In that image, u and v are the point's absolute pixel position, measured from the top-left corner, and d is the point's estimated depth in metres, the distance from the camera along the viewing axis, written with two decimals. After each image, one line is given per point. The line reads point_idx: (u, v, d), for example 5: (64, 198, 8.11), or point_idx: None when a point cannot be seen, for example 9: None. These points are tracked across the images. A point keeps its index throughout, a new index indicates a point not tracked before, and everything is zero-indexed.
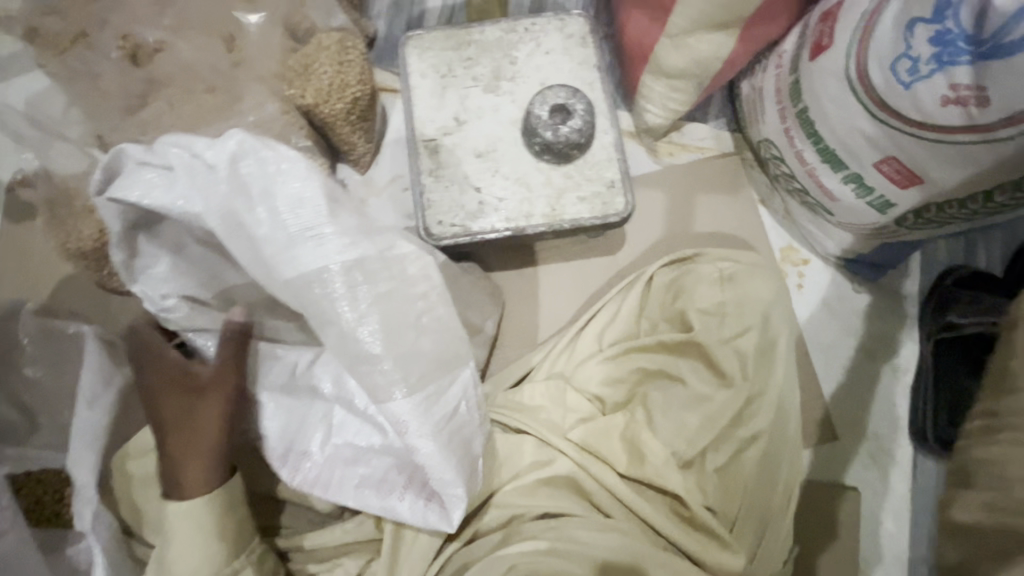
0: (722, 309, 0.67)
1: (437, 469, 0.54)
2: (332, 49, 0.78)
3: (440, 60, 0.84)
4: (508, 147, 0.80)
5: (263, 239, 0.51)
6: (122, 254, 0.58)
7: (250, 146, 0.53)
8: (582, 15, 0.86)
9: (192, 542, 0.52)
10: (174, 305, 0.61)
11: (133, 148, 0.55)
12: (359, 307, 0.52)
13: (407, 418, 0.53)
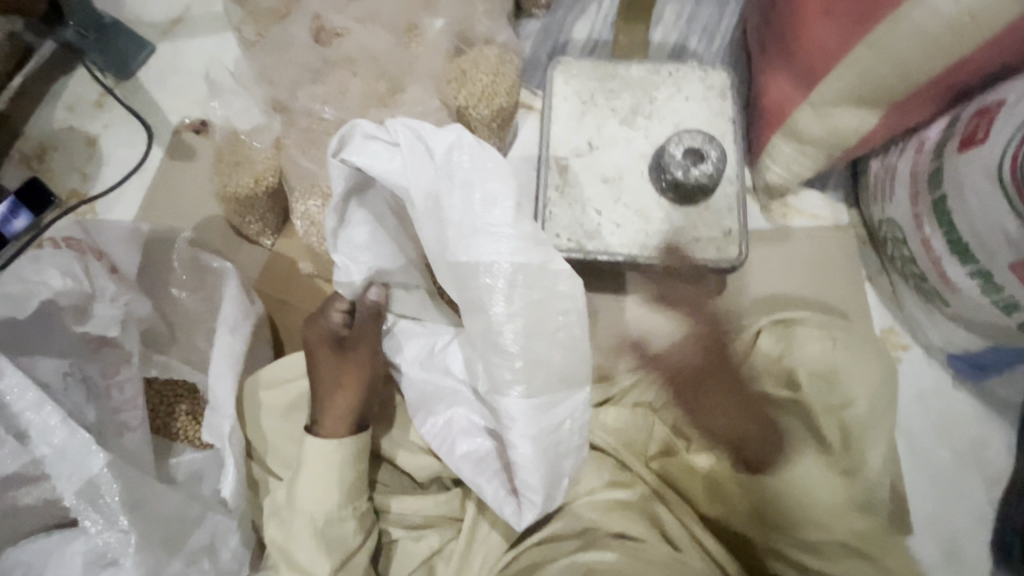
0: (830, 374, 0.67)
1: (525, 472, 0.57)
2: (491, 61, 0.85)
3: (583, 88, 0.89)
4: (634, 179, 0.84)
5: (451, 224, 0.57)
6: (334, 220, 0.64)
7: (467, 143, 0.59)
8: (724, 71, 0.90)
9: (321, 476, 0.60)
10: (362, 273, 0.65)
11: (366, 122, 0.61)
12: (512, 311, 0.56)
13: (516, 415, 0.57)
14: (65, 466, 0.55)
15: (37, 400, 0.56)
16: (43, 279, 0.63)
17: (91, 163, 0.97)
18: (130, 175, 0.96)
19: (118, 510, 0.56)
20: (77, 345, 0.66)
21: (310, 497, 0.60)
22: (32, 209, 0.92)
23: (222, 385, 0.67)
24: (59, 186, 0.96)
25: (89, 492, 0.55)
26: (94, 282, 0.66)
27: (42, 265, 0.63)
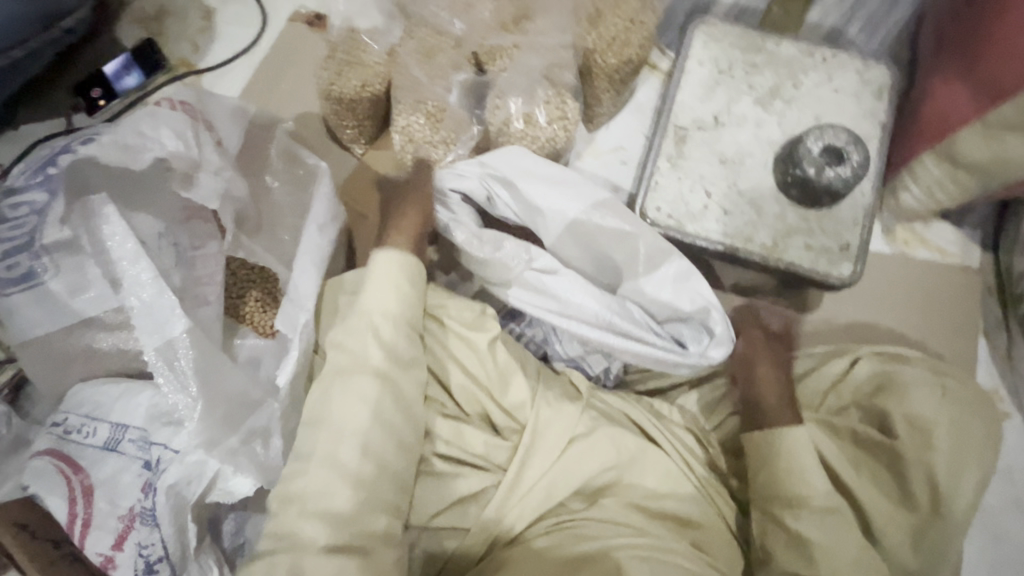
0: (934, 429, 0.62)
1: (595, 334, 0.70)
2: (630, 6, 0.78)
3: (723, 55, 0.80)
4: (755, 166, 0.76)
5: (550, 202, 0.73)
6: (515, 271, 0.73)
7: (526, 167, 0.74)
8: (887, 67, 0.78)
9: (387, 277, 0.65)
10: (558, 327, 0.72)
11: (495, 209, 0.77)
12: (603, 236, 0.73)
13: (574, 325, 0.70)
14: (151, 322, 0.58)
15: (136, 254, 0.59)
16: (154, 139, 0.63)
17: (203, 36, 0.95)
18: (238, 56, 0.95)
19: (189, 375, 0.58)
20: (173, 211, 0.70)
21: (375, 294, 0.64)
22: (143, 70, 0.92)
23: (303, 278, 0.69)
24: (169, 53, 0.95)
25: (170, 353, 0.58)
26: (201, 150, 0.66)
27: (158, 126, 0.64)
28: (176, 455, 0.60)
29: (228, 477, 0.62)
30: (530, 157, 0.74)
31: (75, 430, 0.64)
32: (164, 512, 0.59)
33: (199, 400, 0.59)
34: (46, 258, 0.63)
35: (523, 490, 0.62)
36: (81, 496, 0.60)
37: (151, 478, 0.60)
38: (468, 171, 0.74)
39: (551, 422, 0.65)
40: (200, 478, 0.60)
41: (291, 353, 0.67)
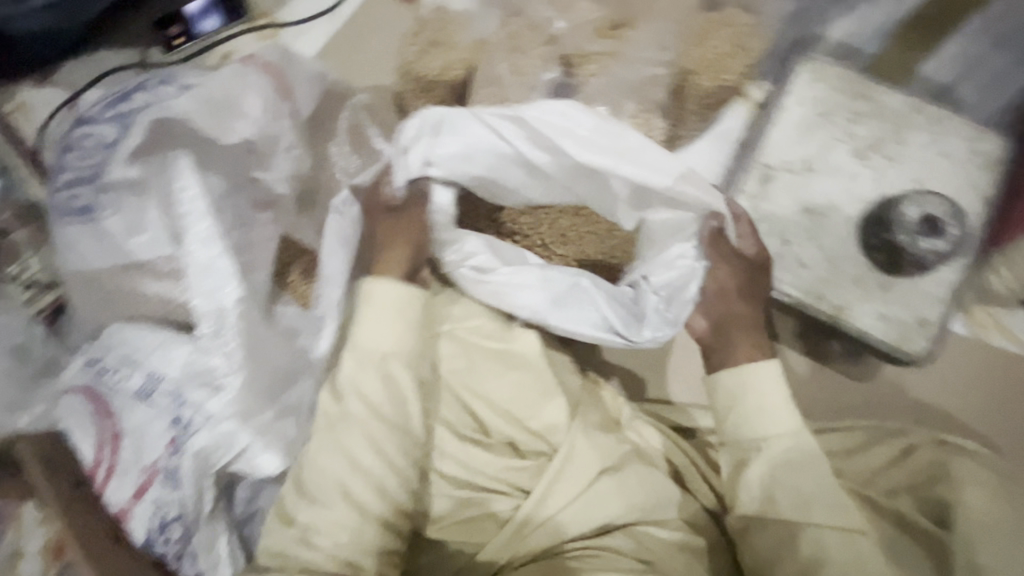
0: (994, 531, 0.57)
1: (553, 295, 0.65)
2: (736, 31, 0.76)
3: (828, 97, 0.74)
4: (840, 221, 0.72)
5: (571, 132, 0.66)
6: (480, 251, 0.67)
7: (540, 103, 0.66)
8: (1003, 140, 0.72)
9: (386, 314, 0.60)
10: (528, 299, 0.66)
11: (497, 145, 0.68)
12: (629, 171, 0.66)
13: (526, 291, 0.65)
14: (209, 284, 0.59)
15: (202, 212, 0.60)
16: (243, 107, 0.67)
17: None
18: None
19: (236, 346, 0.60)
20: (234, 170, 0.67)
21: (374, 331, 0.60)
22: (224, 15, 0.90)
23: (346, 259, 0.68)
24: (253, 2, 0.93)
25: (221, 320, 0.59)
26: None
27: (246, 90, 0.68)
28: (206, 422, 0.59)
29: (255, 453, 0.61)
30: (589, 116, 0.66)
31: (111, 371, 0.63)
32: (188, 477, 0.59)
33: (243, 371, 0.60)
34: (107, 196, 0.66)
35: (542, 516, 0.60)
36: (109, 442, 0.60)
37: (178, 438, 0.59)
38: (505, 116, 0.67)
39: (582, 456, 0.62)
40: (230, 448, 0.60)
41: (330, 330, 0.67)
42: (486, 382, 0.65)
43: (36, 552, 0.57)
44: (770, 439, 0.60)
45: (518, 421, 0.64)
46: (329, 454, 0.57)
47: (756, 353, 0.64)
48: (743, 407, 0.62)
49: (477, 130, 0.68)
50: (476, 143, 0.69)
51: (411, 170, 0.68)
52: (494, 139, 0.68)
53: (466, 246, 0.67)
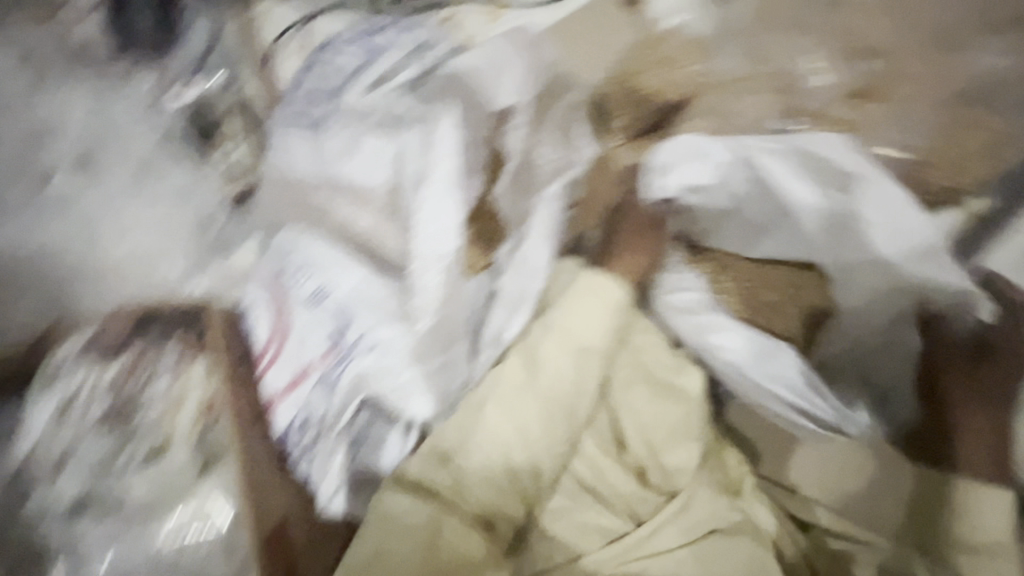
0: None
1: (751, 343, 0.70)
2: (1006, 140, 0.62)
3: None
4: None
5: (811, 174, 0.65)
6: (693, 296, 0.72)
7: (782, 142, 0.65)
8: None
9: (598, 310, 0.69)
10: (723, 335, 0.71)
11: (721, 178, 0.68)
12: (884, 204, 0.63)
13: (729, 337, 0.71)
14: (431, 235, 0.67)
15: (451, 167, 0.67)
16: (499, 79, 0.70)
17: None
18: None
19: (432, 292, 0.67)
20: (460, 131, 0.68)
21: (586, 322, 0.69)
22: None
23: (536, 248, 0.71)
24: None
25: (428, 266, 0.67)
26: None
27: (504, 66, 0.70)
28: (374, 348, 0.66)
29: (411, 392, 0.66)
30: (842, 152, 0.64)
31: (290, 274, 0.68)
32: (345, 389, 0.65)
33: (430, 318, 0.66)
34: (333, 120, 0.72)
35: (650, 546, 0.64)
36: (280, 334, 0.66)
37: (346, 352, 0.65)
38: (766, 147, 0.66)
39: (700, 508, 0.65)
40: (390, 379, 0.65)
41: (520, 314, 0.71)
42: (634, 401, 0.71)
43: (193, 407, 0.62)
44: (960, 543, 0.65)
45: (652, 450, 0.70)
46: (501, 418, 0.65)
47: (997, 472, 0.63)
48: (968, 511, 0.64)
49: (699, 163, 0.68)
50: (698, 178, 0.68)
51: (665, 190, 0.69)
52: (717, 173, 0.68)
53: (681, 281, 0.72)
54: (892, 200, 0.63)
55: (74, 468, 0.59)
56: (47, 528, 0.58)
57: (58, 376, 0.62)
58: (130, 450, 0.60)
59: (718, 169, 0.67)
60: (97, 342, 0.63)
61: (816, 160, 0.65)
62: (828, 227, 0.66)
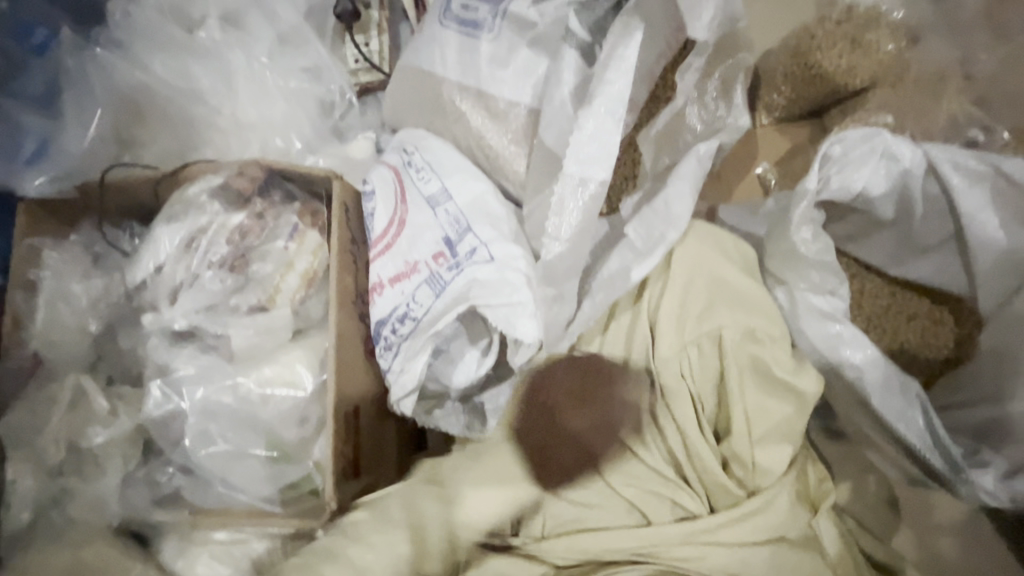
0: None
1: (898, 392, 0.53)
2: None
3: None
4: None
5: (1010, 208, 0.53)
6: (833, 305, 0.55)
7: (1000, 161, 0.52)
8: None
9: (700, 270, 0.57)
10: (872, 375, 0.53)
11: (917, 174, 0.53)
12: None
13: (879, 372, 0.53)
14: (587, 156, 0.57)
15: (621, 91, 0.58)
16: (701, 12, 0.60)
17: None
18: None
19: (573, 219, 0.57)
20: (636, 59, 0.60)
21: (679, 289, 0.57)
22: None
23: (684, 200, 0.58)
24: None
25: (571, 191, 0.57)
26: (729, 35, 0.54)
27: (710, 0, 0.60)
28: (491, 261, 0.60)
29: (518, 315, 0.58)
30: None
31: (416, 169, 0.66)
32: (454, 296, 0.60)
33: (562, 243, 0.58)
34: (498, 22, 0.69)
35: (703, 544, 0.52)
36: (396, 225, 0.64)
37: (460, 259, 0.61)
38: (960, 165, 0.52)
39: (784, 512, 0.53)
40: (504, 296, 0.58)
41: (648, 259, 0.56)
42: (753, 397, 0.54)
43: (301, 271, 0.63)
44: None
45: (750, 442, 0.54)
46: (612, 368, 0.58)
47: None
48: None
49: (897, 153, 0.53)
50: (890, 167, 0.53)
51: (823, 192, 0.53)
52: (910, 172, 0.53)
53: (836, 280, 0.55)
54: None
55: (186, 298, 0.60)
56: (156, 346, 0.61)
57: (186, 208, 0.63)
58: (241, 294, 0.61)
59: (914, 165, 0.53)
60: (230, 186, 0.64)
61: (1020, 195, 0.52)
62: (1005, 267, 0.54)
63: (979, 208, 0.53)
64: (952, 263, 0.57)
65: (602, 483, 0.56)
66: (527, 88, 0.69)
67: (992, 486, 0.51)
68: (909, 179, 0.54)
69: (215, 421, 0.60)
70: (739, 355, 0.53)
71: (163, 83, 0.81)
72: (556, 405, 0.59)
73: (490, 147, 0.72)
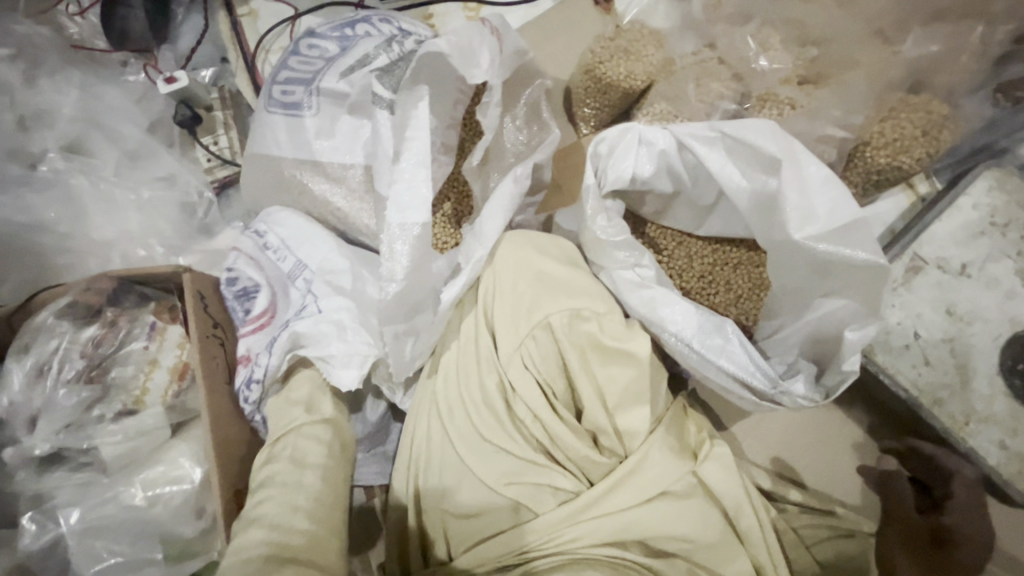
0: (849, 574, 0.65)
1: (705, 330, 0.61)
2: (931, 117, 0.72)
3: (1004, 210, 0.72)
4: (984, 337, 0.68)
5: (746, 159, 0.58)
6: (636, 274, 0.63)
7: (728, 124, 0.58)
8: None
9: (524, 267, 0.62)
10: (675, 325, 0.61)
11: (666, 148, 0.62)
12: (807, 207, 0.56)
13: (685, 319, 0.61)
14: (405, 201, 0.60)
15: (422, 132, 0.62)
16: (477, 59, 0.65)
17: None
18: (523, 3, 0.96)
19: (402, 260, 0.59)
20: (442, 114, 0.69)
21: (509, 289, 0.61)
22: None
23: (493, 222, 0.64)
24: None
25: (396, 235, 0.60)
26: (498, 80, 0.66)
27: (481, 45, 0.65)
28: (316, 313, 0.62)
29: (334, 366, 0.61)
30: (772, 144, 0.56)
31: (272, 249, 0.69)
32: (277, 360, 0.61)
33: (397, 283, 0.60)
34: (314, 98, 0.76)
35: (590, 515, 0.58)
36: (267, 307, 0.67)
37: (289, 319, 0.63)
38: (700, 136, 0.59)
39: (654, 469, 0.61)
40: (318, 347, 0.61)
41: (459, 276, 0.62)
42: (592, 371, 0.61)
43: (167, 367, 0.65)
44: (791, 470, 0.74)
45: (606, 413, 0.62)
46: (472, 375, 0.61)
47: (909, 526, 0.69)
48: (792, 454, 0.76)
49: (640, 140, 0.62)
50: (641, 154, 0.63)
51: (604, 187, 0.63)
52: (657, 151, 0.62)
53: (639, 251, 0.63)
54: (820, 202, 0.55)
55: (45, 422, 0.60)
56: (24, 478, 0.61)
57: (33, 335, 0.63)
58: (104, 404, 0.62)
59: (658, 144, 0.62)
60: (75, 306, 0.64)
61: (745, 148, 0.58)
62: (755, 205, 0.60)
63: (721, 164, 0.59)
64: (733, 214, 0.68)
65: (482, 491, 0.59)
66: (356, 149, 0.77)
67: (805, 390, 0.58)
68: (667, 159, 0.63)
69: (100, 537, 0.60)
70: (572, 334, 0.60)
71: (13, 226, 0.84)
72: (431, 419, 0.63)
73: (340, 210, 0.79)
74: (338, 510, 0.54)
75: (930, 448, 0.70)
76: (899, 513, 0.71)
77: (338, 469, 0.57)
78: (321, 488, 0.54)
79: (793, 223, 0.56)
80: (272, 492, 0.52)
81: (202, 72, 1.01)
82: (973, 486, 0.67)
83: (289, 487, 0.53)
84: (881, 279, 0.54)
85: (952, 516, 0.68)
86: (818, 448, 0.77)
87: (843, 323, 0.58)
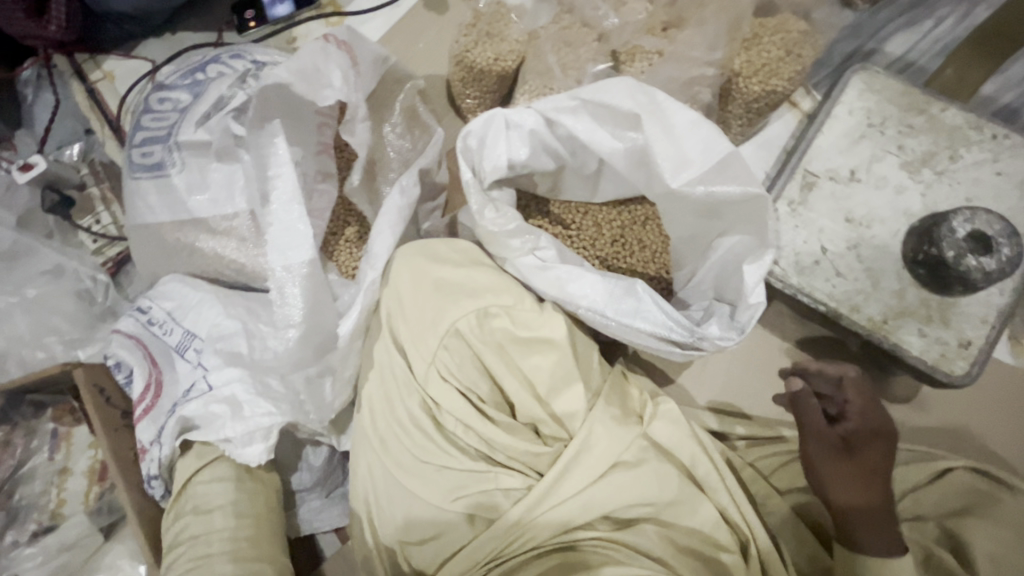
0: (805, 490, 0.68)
1: (615, 297, 0.60)
2: (790, 35, 0.72)
3: (879, 108, 0.73)
4: (884, 235, 0.70)
5: (611, 120, 0.58)
6: (537, 258, 0.62)
7: (585, 88, 0.58)
8: None
9: (423, 278, 0.61)
10: (585, 299, 0.60)
11: (535, 126, 0.61)
12: (678, 153, 0.56)
13: (593, 291, 0.60)
14: (285, 242, 0.59)
15: (289, 176, 0.60)
16: (328, 79, 0.63)
17: None
18: (383, 5, 0.92)
19: (296, 303, 0.59)
20: (308, 144, 0.66)
21: (414, 304, 0.61)
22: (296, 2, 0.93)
23: (384, 240, 0.63)
24: None
25: (284, 279, 0.59)
26: (353, 97, 0.64)
27: (328, 64, 0.62)
28: (207, 391, 0.62)
29: (233, 445, 0.61)
30: (631, 99, 0.56)
31: (157, 324, 0.68)
32: (168, 449, 0.61)
33: (296, 327, 0.60)
34: (176, 154, 0.71)
35: (550, 504, 0.57)
36: (153, 386, 0.64)
37: (177, 402, 0.63)
38: (562, 108, 0.59)
39: (602, 443, 0.59)
40: (211, 432, 0.61)
41: (355, 308, 0.62)
42: (515, 365, 0.61)
43: (82, 471, 0.67)
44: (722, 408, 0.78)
45: (539, 401, 0.61)
46: (400, 400, 0.61)
47: (819, 436, 0.63)
48: (733, 391, 0.79)
49: (508, 125, 0.61)
50: (514, 138, 0.62)
51: (483, 180, 0.62)
52: (528, 131, 0.62)
53: (536, 235, 0.62)
54: (690, 147, 0.56)
55: None
56: None
57: None
58: (17, 529, 0.64)
59: (525, 124, 0.61)
60: None
61: (606, 109, 0.57)
62: (633, 162, 0.60)
63: (591, 130, 0.59)
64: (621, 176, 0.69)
65: (434, 511, 0.58)
66: (237, 197, 0.71)
67: (722, 331, 0.57)
68: (540, 137, 0.63)
69: None
70: (482, 333, 0.60)
71: None
72: (370, 454, 0.62)
73: (238, 262, 0.75)
74: (266, 536, 0.59)
75: (813, 364, 0.66)
76: (815, 431, 0.63)
77: (255, 505, 0.61)
78: (235, 527, 0.58)
79: (666, 171, 0.56)
80: (189, 543, 0.57)
81: (67, 150, 0.95)
82: (859, 387, 0.64)
83: (201, 536, 0.57)
84: (761, 210, 0.55)
85: (856, 421, 0.63)
86: (755, 380, 0.80)
87: (741, 259, 0.59)
